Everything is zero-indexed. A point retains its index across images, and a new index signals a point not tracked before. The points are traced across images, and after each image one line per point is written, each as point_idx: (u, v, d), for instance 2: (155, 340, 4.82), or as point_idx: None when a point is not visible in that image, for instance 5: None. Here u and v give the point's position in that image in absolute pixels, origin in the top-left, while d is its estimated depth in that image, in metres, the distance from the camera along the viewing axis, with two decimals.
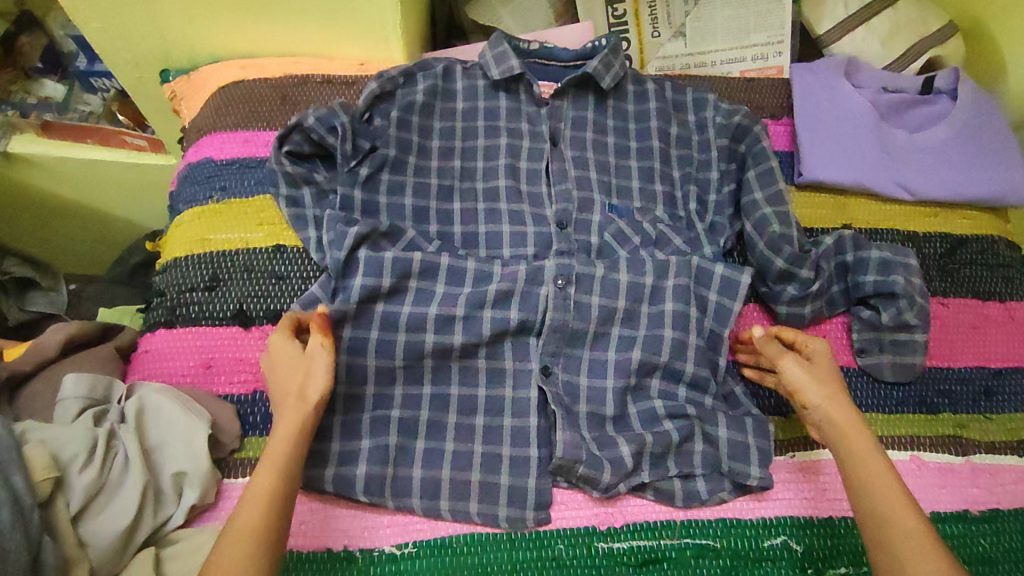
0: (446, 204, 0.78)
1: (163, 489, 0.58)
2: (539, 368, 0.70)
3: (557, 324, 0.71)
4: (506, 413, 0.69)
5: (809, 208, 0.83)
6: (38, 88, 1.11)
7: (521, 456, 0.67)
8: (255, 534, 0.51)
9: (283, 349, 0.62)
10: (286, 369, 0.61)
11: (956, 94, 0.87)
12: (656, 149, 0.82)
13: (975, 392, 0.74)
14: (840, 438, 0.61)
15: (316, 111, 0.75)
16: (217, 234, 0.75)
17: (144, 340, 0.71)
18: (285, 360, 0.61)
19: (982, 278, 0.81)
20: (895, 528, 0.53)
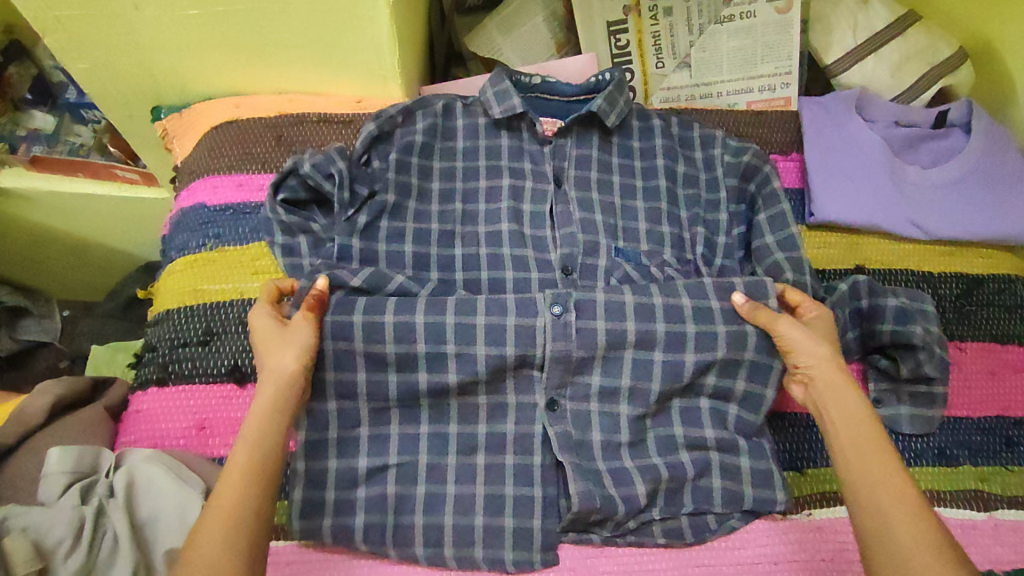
0: (447, 250, 0.75)
1: (155, 565, 0.55)
2: (545, 402, 0.66)
3: (557, 369, 0.65)
4: None
5: (821, 248, 0.81)
6: (28, 120, 1.10)
7: (525, 523, 0.63)
8: (226, 518, 0.50)
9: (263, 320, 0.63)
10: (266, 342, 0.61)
11: (969, 128, 0.85)
12: (662, 189, 0.80)
13: (995, 442, 0.72)
14: (837, 396, 0.59)
15: (312, 157, 0.73)
16: (210, 284, 0.73)
17: (134, 400, 0.68)
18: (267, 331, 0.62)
19: (1000, 320, 0.78)
20: (882, 499, 0.52)
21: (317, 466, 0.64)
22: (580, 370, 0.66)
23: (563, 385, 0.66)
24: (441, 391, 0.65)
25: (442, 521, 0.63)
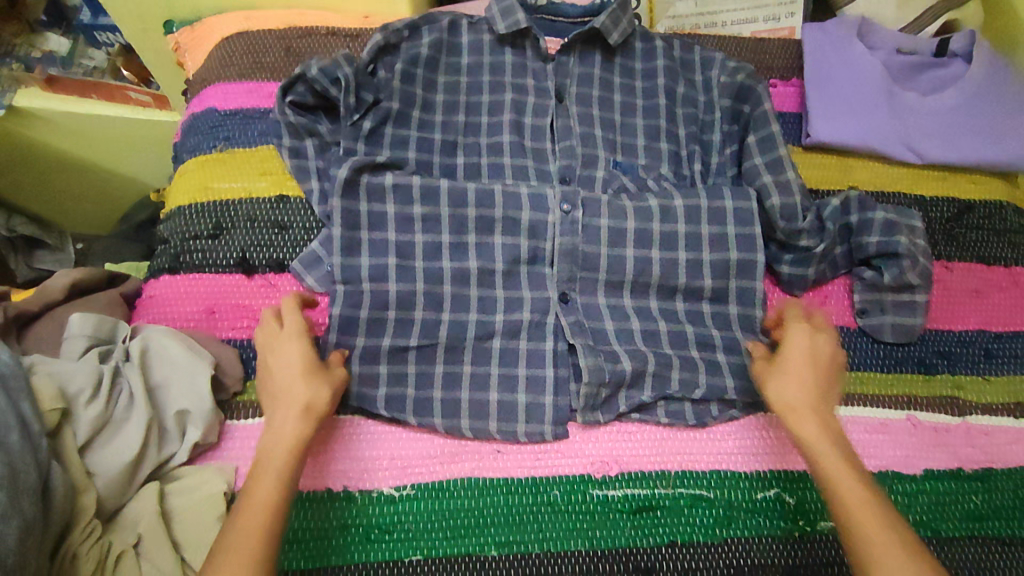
0: (449, 159, 0.77)
1: (168, 426, 0.60)
2: (557, 295, 0.71)
3: (564, 263, 0.72)
4: (508, 352, 0.69)
5: (815, 169, 0.83)
6: (42, 42, 1.10)
7: (536, 404, 0.67)
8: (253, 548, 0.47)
9: (299, 350, 0.60)
10: (284, 370, 0.59)
11: (971, 57, 0.85)
12: (662, 107, 0.81)
13: (974, 354, 0.75)
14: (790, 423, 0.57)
15: (319, 62, 0.74)
16: (220, 182, 0.75)
17: (148, 287, 0.72)
18: (281, 360, 0.59)
19: (988, 243, 0.80)
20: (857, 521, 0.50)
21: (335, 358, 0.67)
22: (588, 266, 0.72)
23: (564, 243, 0.72)
24: (463, 282, 0.71)
25: (429, 400, 0.67)
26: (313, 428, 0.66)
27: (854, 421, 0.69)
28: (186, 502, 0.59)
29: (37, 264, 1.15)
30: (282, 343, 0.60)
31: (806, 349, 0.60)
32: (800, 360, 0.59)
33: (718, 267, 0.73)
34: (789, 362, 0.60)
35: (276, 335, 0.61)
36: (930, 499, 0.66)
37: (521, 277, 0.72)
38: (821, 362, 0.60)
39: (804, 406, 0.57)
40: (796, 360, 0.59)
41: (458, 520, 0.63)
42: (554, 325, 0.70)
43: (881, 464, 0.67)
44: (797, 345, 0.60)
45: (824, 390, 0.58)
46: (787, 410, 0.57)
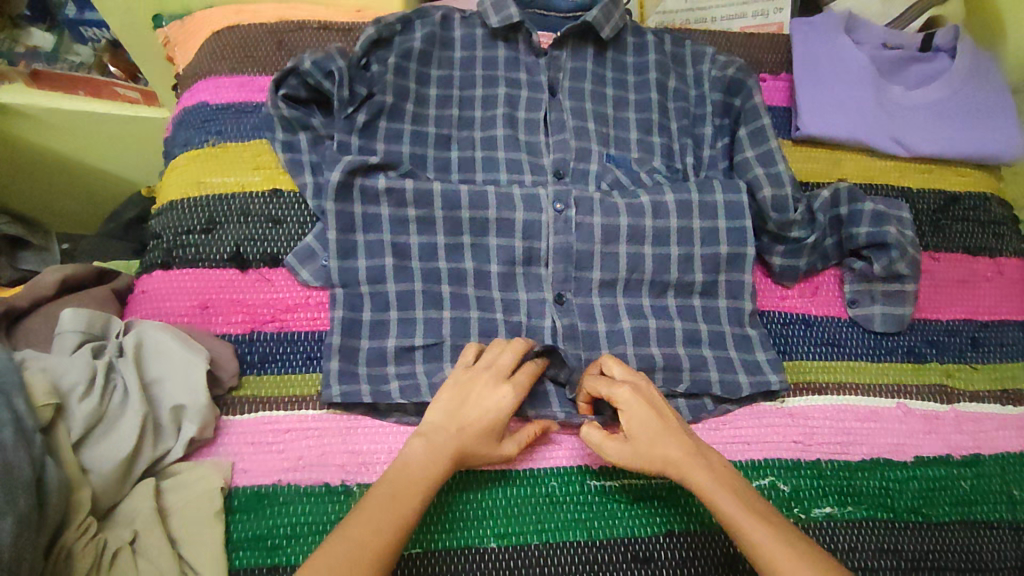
0: (443, 153, 0.77)
1: (163, 422, 0.60)
2: (552, 296, 0.72)
3: (558, 257, 0.72)
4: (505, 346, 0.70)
5: (805, 162, 0.84)
6: (26, 38, 1.04)
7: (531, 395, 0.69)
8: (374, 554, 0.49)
9: (501, 403, 0.60)
10: (478, 415, 0.59)
11: (955, 52, 0.87)
12: (654, 101, 0.81)
13: (961, 343, 0.76)
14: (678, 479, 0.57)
15: (312, 55, 0.74)
16: (212, 177, 0.75)
17: (140, 282, 0.71)
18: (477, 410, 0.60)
19: (973, 234, 0.82)
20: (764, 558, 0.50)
21: (332, 356, 0.66)
22: (582, 259, 0.72)
23: (559, 236, 0.72)
24: (459, 278, 0.71)
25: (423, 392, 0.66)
26: (308, 422, 0.65)
27: (845, 409, 0.70)
28: (183, 499, 0.58)
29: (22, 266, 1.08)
30: (488, 387, 0.61)
31: (642, 402, 0.60)
32: (642, 414, 0.60)
33: (710, 260, 0.73)
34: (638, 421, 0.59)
35: (488, 389, 0.61)
36: (921, 486, 0.67)
37: (518, 280, 0.72)
38: (659, 412, 0.61)
39: (674, 456, 0.57)
40: (643, 414, 0.60)
41: (457, 513, 0.62)
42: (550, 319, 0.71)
43: (872, 451, 0.68)
44: (635, 405, 0.60)
45: (682, 432, 0.60)
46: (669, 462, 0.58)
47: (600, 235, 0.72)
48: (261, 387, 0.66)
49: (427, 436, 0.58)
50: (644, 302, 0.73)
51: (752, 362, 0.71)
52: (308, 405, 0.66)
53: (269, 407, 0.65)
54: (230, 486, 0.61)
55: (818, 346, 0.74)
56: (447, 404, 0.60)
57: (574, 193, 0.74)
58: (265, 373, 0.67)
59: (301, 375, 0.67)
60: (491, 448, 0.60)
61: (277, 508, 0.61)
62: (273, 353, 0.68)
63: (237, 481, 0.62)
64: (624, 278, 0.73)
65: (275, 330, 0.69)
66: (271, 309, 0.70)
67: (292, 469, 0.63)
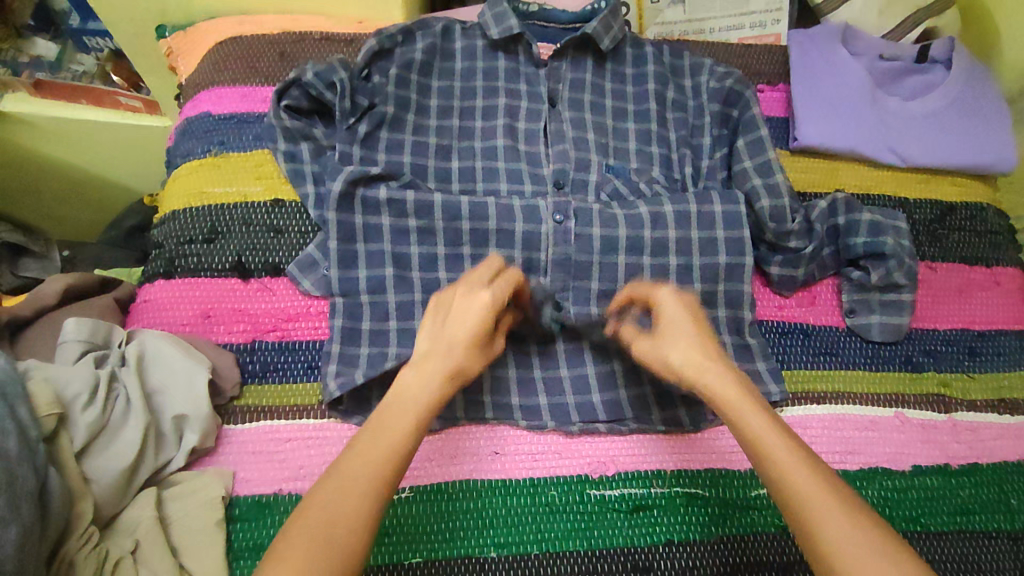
0: (444, 163, 0.77)
1: (165, 431, 0.60)
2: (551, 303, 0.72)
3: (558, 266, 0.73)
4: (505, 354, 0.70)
5: (803, 172, 0.84)
6: (31, 47, 1.04)
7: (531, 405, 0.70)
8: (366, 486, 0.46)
9: (482, 306, 0.58)
10: (465, 323, 0.57)
11: (951, 63, 0.88)
12: (653, 112, 0.82)
13: (958, 352, 0.76)
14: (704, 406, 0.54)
15: (315, 67, 0.75)
16: (214, 187, 0.75)
17: (143, 292, 0.72)
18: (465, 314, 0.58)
19: (970, 243, 0.82)
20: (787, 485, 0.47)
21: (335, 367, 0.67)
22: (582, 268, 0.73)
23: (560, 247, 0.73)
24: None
25: None
26: (309, 432, 0.65)
27: (844, 419, 0.70)
28: (184, 508, 0.58)
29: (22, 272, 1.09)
30: (467, 294, 0.59)
31: (687, 338, 0.57)
32: (687, 349, 0.56)
33: (710, 269, 0.74)
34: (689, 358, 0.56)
35: (468, 301, 0.58)
36: (919, 495, 0.68)
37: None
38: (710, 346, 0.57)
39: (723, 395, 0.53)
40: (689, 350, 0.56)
41: (458, 522, 0.63)
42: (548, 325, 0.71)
43: (871, 460, 0.69)
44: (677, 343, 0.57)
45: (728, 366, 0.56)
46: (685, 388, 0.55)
47: (596, 245, 0.73)
48: (262, 397, 0.67)
49: (418, 364, 0.55)
50: None
51: (751, 371, 0.71)
52: (308, 413, 0.66)
53: (270, 416, 0.66)
54: (231, 494, 0.61)
55: (816, 355, 0.74)
56: (430, 324, 0.58)
57: (573, 203, 0.74)
58: (266, 382, 0.67)
59: (302, 385, 0.67)
60: (481, 355, 0.57)
61: (278, 518, 0.61)
62: (275, 362, 0.68)
63: (239, 490, 0.62)
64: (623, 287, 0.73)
65: (277, 339, 0.69)
66: (273, 318, 0.70)
67: (292, 477, 0.63)
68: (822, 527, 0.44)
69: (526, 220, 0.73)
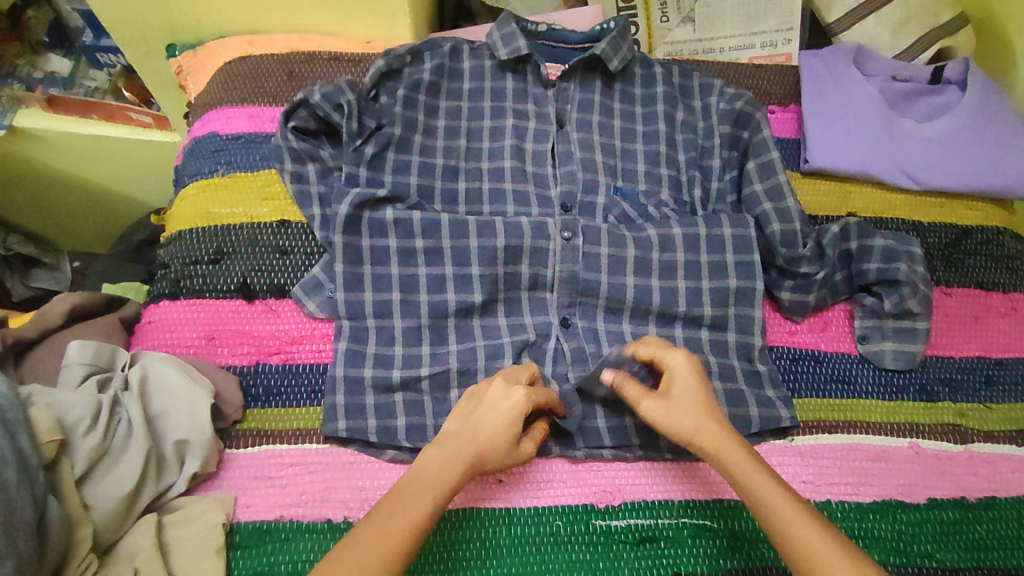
0: (451, 184, 0.77)
1: (167, 455, 0.60)
2: (557, 319, 0.72)
3: (564, 289, 0.72)
4: None
5: (814, 194, 0.83)
6: (44, 63, 1.06)
7: None
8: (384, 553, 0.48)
9: (515, 403, 0.58)
10: (492, 420, 0.57)
11: (966, 84, 0.86)
12: (661, 133, 0.81)
13: (975, 381, 0.75)
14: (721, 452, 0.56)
15: (323, 88, 0.75)
16: (221, 208, 0.75)
17: (148, 312, 0.71)
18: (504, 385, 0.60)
19: (987, 269, 0.81)
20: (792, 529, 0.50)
21: (340, 392, 0.66)
22: (589, 291, 0.72)
23: (566, 270, 0.72)
24: (465, 311, 0.70)
25: (427, 426, 0.66)
26: (311, 457, 0.64)
27: (856, 449, 0.69)
28: (184, 535, 0.58)
29: (33, 283, 1.10)
30: (500, 390, 0.60)
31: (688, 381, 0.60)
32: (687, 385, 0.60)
33: (719, 295, 0.73)
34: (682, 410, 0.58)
35: (503, 394, 0.59)
36: (935, 529, 0.66)
37: (522, 304, 0.72)
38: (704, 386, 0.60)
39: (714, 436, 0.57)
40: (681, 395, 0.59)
41: (460, 553, 0.61)
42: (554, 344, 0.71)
43: (885, 493, 0.67)
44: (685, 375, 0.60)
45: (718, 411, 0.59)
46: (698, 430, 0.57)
47: (600, 268, 0.72)
48: (266, 421, 0.66)
49: (441, 442, 0.57)
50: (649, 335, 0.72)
51: (762, 399, 0.70)
52: (311, 438, 0.65)
53: (272, 441, 0.65)
54: (232, 521, 0.61)
55: (828, 383, 0.73)
56: (462, 409, 0.59)
57: (581, 221, 0.73)
58: (269, 406, 0.67)
59: (304, 409, 0.67)
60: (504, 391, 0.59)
61: (279, 545, 0.60)
62: (278, 386, 0.68)
63: (239, 516, 0.61)
64: (629, 312, 0.72)
65: (280, 362, 0.69)
66: (277, 340, 0.70)
67: (294, 504, 0.62)
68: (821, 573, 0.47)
69: (534, 241, 0.72)
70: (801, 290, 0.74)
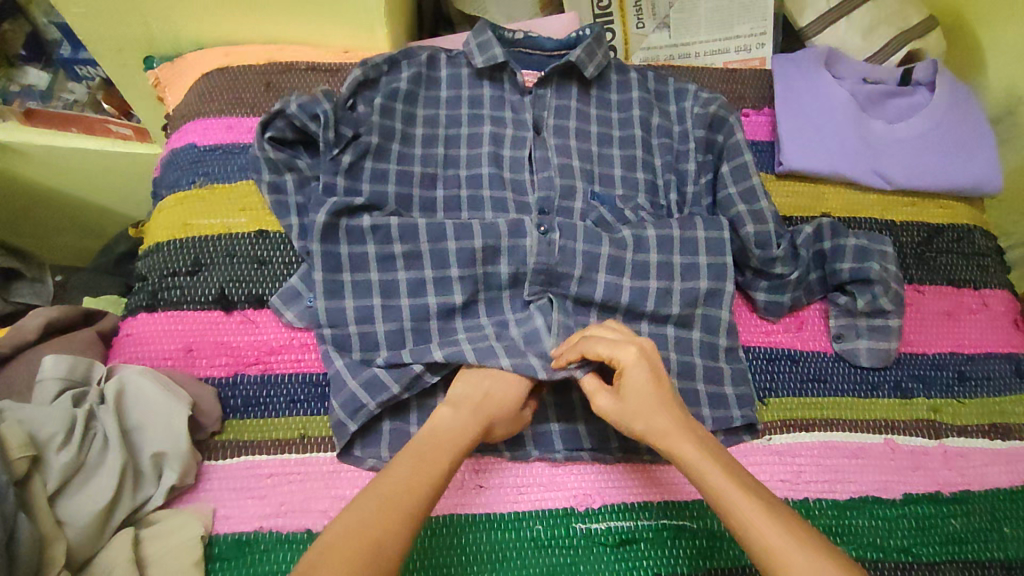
0: (429, 192, 0.78)
1: (143, 469, 0.60)
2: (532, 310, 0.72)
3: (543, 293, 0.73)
4: None
5: (789, 196, 0.84)
6: (21, 77, 1.03)
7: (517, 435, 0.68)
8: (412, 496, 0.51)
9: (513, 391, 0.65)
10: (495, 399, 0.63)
11: (935, 86, 0.88)
12: (637, 138, 0.82)
13: (948, 376, 0.76)
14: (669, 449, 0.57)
15: (299, 98, 0.75)
16: (199, 219, 0.75)
17: (125, 325, 0.71)
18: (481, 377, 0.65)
19: (958, 266, 0.82)
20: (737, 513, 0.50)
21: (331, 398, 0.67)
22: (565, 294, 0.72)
23: (545, 273, 0.72)
24: (447, 314, 0.71)
25: (405, 435, 0.67)
26: (292, 466, 0.64)
27: (832, 447, 0.70)
28: (161, 548, 0.57)
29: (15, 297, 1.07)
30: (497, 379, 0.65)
31: (644, 365, 0.61)
32: (647, 392, 0.60)
33: (696, 297, 0.73)
34: (747, 517, 0.50)
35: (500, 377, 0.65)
36: (911, 523, 0.67)
37: (503, 302, 0.73)
38: (661, 380, 0.61)
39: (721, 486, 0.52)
40: (673, 433, 0.57)
41: (440, 559, 0.61)
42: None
43: (861, 489, 0.68)
44: (635, 367, 0.61)
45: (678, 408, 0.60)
46: (649, 428, 0.58)
47: (573, 261, 0.72)
48: (245, 431, 0.66)
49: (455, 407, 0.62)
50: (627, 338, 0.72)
51: (738, 400, 0.71)
52: (291, 448, 0.65)
53: (251, 452, 0.65)
54: (211, 533, 0.61)
55: (804, 382, 0.74)
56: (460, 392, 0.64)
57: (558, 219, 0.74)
58: (249, 417, 0.67)
59: (284, 419, 0.67)
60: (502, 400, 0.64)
61: (258, 556, 0.60)
62: (257, 396, 0.68)
63: (218, 528, 0.61)
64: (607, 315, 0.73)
65: (259, 371, 0.69)
66: (255, 350, 0.70)
67: (273, 514, 0.62)
68: (773, 553, 0.47)
69: (512, 239, 0.72)
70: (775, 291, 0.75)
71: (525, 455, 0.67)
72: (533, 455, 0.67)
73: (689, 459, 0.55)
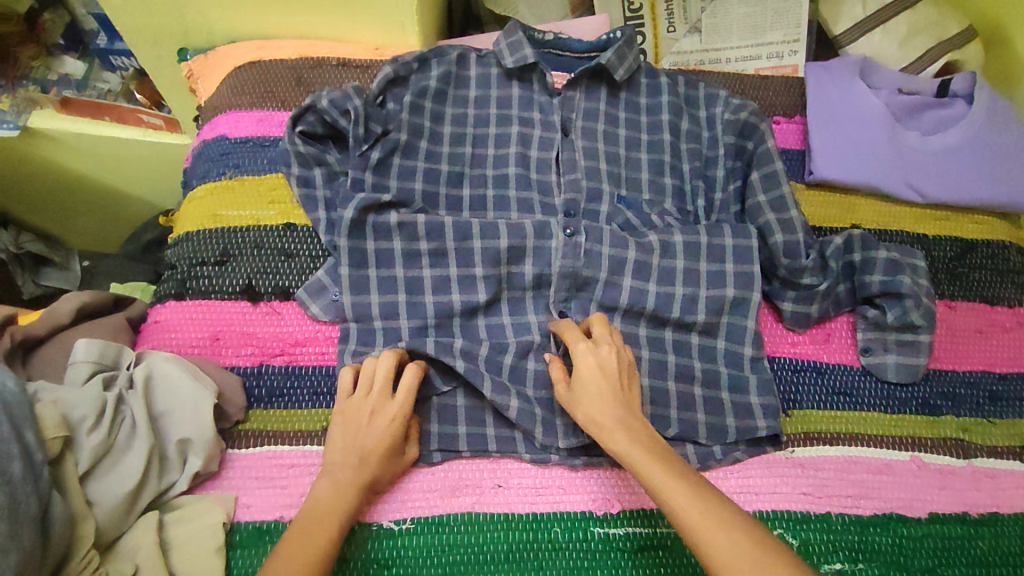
0: (455, 190, 0.78)
1: (169, 454, 0.61)
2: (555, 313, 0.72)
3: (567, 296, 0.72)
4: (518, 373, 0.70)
5: (819, 207, 0.83)
6: (59, 66, 1.06)
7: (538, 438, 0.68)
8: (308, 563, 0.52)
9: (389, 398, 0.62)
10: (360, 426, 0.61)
11: (973, 98, 0.86)
12: (666, 143, 0.82)
13: (979, 396, 0.74)
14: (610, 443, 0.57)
15: (330, 94, 0.76)
16: (229, 210, 0.76)
17: (154, 312, 0.72)
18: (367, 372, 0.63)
19: (992, 283, 0.80)
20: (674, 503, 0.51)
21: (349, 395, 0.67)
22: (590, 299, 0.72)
23: (569, 276, 0.72)
24: (470, 312, 0.71)
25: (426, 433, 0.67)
26: (312, 459, 0.65)
27: (857, 462, 0.69)
28: (185, 533, 0.58)
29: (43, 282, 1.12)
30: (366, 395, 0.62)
31: (592, 363, 0.61)
32: (591, 388, 0.60)
33: (721, 305, 0.73)
34: (680, 505, 0.51)
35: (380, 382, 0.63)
36: (936, 543, 0.65)
37: (526, 304, 0.73)
38: (610, 374, 0.61)
39: (656, 479, 0.53)
40: (612, 429, 0.58)
41: (456, 557, 0.61)
42: (554, 342, 0.71)
43: (887, 506, 0.67)
44: (589, 369, 0.60)
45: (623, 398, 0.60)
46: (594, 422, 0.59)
47: (599, 267, 0.72)
48: (268, 421, 0.67)
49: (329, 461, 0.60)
50: (651, 344, 0.72)
51: (763, 411, 0.70)
52: (312, 440, 0.66)
53: (274, 442, 0.65)
54: (232, 520, 0.61)
55: (830, 395, 0.73)
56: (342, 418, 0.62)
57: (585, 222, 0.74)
58: (272, 407, 0.67)
59: (306, 411, 0.67)
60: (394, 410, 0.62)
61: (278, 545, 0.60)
62: (280, 387, 0.68)
63: (240, 515, 0.62)
64: (631, 321, 0.72)
65: (283, 363, 0.69)
66: (280, 342, 0.70)
67: (294, 505, 0.62)
68: (704, 541, 0.48)
69: (537, 247, 0.72)
70: (802, 302, 0.74)
71: (545, 457, 0.67)
72: (552, 458, 0.67)
73: (627, 454, 0.56)
